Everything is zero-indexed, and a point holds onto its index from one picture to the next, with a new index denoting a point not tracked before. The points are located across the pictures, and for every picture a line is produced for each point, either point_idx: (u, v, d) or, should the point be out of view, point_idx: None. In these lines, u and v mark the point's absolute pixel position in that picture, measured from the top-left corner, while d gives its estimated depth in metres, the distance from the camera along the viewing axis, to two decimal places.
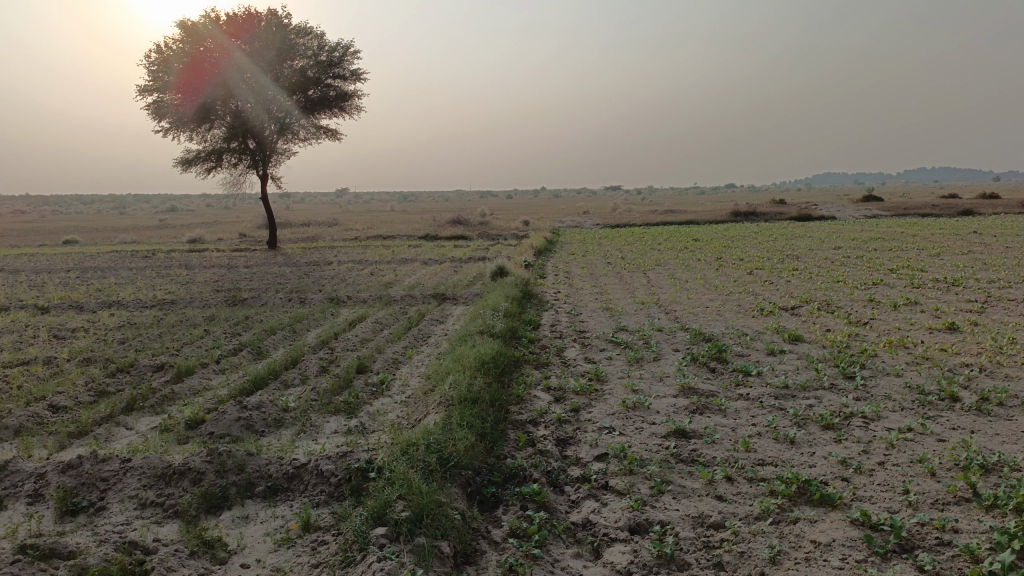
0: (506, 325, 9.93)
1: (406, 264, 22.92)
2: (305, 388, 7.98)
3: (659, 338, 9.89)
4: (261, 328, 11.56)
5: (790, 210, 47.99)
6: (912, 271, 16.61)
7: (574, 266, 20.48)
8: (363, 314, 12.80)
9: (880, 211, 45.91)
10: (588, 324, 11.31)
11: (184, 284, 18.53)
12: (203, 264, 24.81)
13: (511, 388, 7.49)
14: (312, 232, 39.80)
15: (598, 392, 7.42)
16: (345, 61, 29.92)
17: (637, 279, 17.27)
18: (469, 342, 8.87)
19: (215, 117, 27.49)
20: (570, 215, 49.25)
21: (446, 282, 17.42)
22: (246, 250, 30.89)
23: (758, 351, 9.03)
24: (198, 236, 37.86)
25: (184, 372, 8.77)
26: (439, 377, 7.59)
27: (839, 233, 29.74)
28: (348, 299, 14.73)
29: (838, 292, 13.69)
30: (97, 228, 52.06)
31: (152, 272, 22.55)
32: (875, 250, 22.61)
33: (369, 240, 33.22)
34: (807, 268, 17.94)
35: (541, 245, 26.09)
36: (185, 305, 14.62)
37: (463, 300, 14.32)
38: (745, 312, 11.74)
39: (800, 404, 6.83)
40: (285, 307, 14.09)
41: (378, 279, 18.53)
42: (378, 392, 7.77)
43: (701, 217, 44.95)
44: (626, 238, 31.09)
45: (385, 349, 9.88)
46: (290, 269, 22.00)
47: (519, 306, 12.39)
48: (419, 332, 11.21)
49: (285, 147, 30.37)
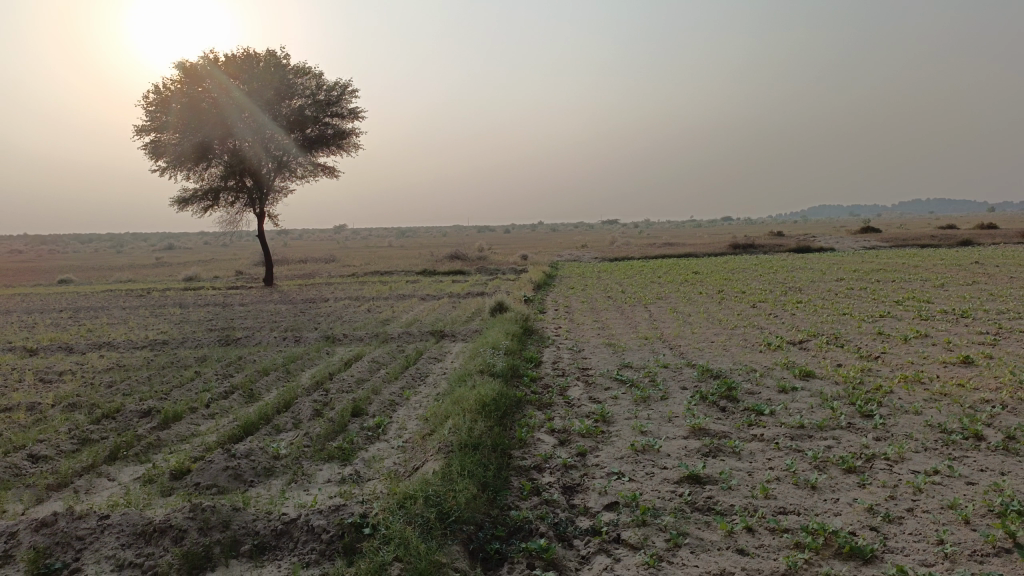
0: (506, 364, 9.61)
1: (403, 300, 22.64)
2: (298, 434, 7.63)
3: (665, 375, 9.57)
4: (254, 369, 11.23)
5: (789, 242, 47.96)
6: (919, 302, 16.33)
7: (575, 301, 20.21)
8: (360, 353, 12.47)
9: (880, 242, 45.82)
10: (590, 361, 10.99)
11: (177, 324, 18.22)
12: (198, 303, 24.51)
13: (513, 432, 7.15)
14: (309, 269, 39.58)
15: (604, 434, 7.08)
16: (344, 99, 29.98)
17: (639, 313, 16.97)
18: (468, 382, 8.55)
19: (213, 156, 27.40)
20: (568, 249, 49.15)
21: (444, 319, 17.11)
22: (242, 288, 30.60)
23: (768, 387, 8.70)
24: (194, 274, 37.61)
25: (173, 418, 8.43)
26: (438, 420, 7.25)
27: (839, 265, 29.59)
28: (343, 337, 14.41)
29: (846, 325, 13.40)
30: (95, 267, 51.86)
31: (146, 311, 22.24)
32: (878, 281, 22.38)
33: (366, 277, 32.97)
34: (811, 301, 17.67)
35: (540, 280, 25.85)
36: (178, 346, 14.28)
37: (462, 337, 14.00)
38: (752, 347, 11.42)
39: (818, 444, 6.50)
40: (279, 346, 13.77)
41: (375, 316, 18.22)
42: (374, 437, 7.44)
43: (700, 250, 44.83)
44: (625, 271, 30.88)
45: (382, 390, 9.53)
46: (286, 306, 21.70)
47: (519, 342, 12.08)
48: (417, 371, 10.89)
49: (282, 185, 30.27)
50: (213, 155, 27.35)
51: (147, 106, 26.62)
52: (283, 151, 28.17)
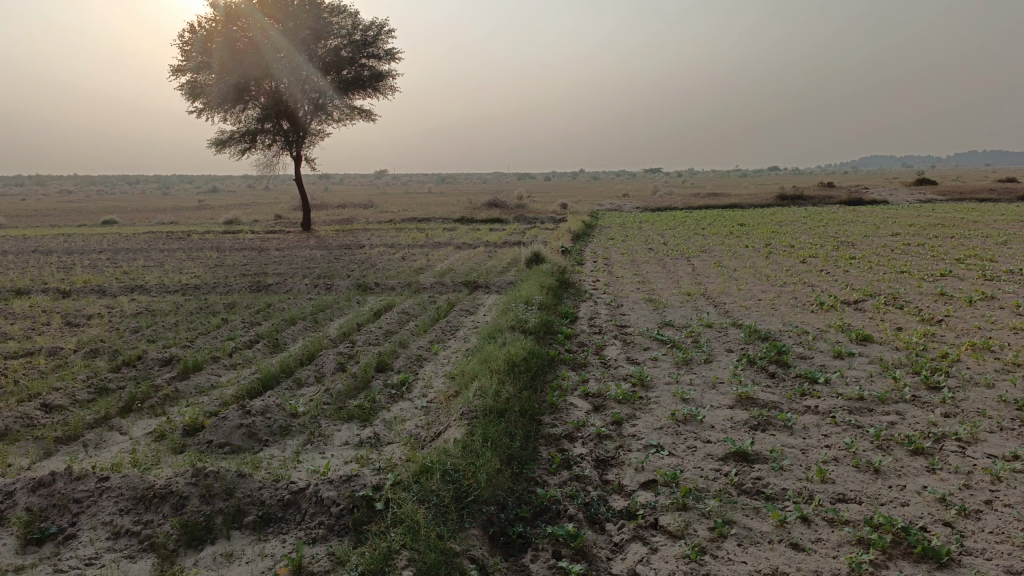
0: (540, 320, 9.11)
1: (439, 248, 22.24)
2: (318, 390, 7.27)
3: (708, 335, 8.98)
4: (281, 317, 10.91)
5: (840, 194, 46.21)
6: (983, 261, 15.34)
7: (614, 252, 19.56)
8: (391, 303, 12.09)
9: (936, 195, 43.97)
10: (629, 317, 10.42)
11: (211, 268, 18.04)
12: (235, 247, 24.44)
13: (544, 395, 6.68)
14: (347, 214, 39.31)
15: (642, 400, 6.57)
16: (380, 40, 29.17)
17: (681, 267, 16.27)
18: (499, 340, 8.08)
19: (250, 98, 27.00)
20: (609, 199, 48.12)
21: (479, 268, 16.63)
22: (280, 232, 30.45)
23: (822, 352, 8.08)
24: (234, 218, 37.68)
25: (192, 368, 8.13)
26: (466, 380, 6.82)
27: (893, 219, 28.29)
28: (375, 286, 14.04)
29: (903, 284, 12.59)
30: (140, 209, 52.56)
31: (183, 255, 22.21)
32: (936, 237, 21.26)
33: (403, 223, 32.56)
34: (864, 257, 16.77)
35: (579, 229, 25.17)
36: (208, 291, 14.06)
37: (496, 288, 13.53)
38: (803, 306, 10.74)
39: (879, 421, 5.92)
40: (310, 294, 13.45)
41: (409, 264, 17.84)
42: (397, 395, 7.04)
43: (746, 201, 43.40)
44: (668, 222, 29.96)
45: (410, 344, 9.12)
46: (321, 252, 21.42)
47: (555, 296, 11.56)
48: (448, 324, 10.46)
49: (318, 128, 29.79)
50: (250, 96, 26.91)
51: (183, 45, 26.20)
52: (319, 93, 27.64)
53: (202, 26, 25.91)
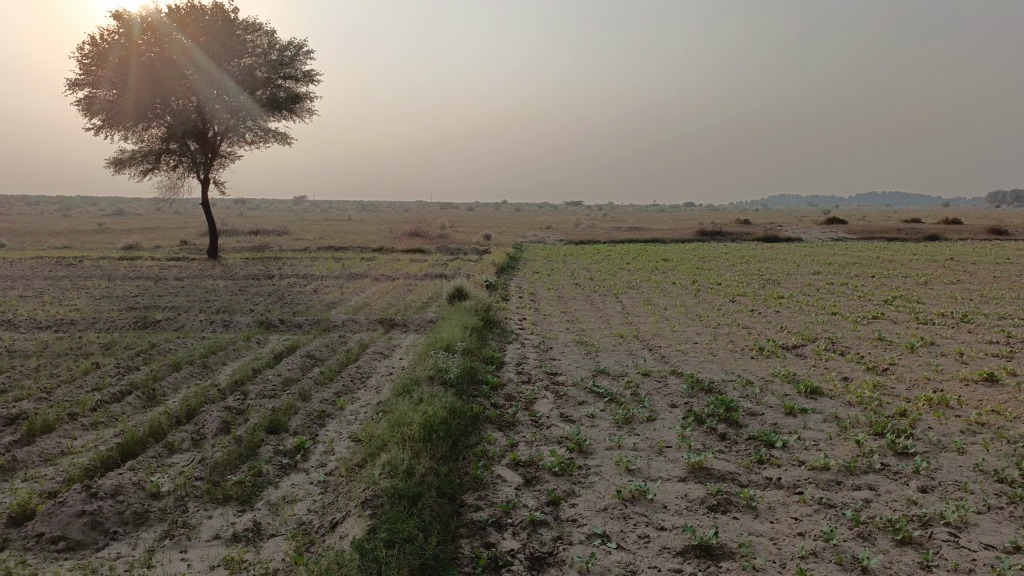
0: (462, 368, 8.09)
1: (355, 280, 20.98)
2: (192, 461, 6.02)
3: (648, 387, 8.13)
4: (164, 361, 9.53)
5: (755, 230, 47.13)
6: (910, 303, 15.24)
7: (540, 287, 18.77)
8: (295, 344, 10.84)
9: (847, 234, 45.40)
10: (559, 363, 9.50)
11: (97, 300, 16.25)
12: (130, 275, 22.49)
13: (466, 466, 5.65)
14: (258, 241, 37.38)
15: (581, 471, 5.62)
16: (297, 61, 28.02)
17: (609, 304, 15.55)
18: (414, 394, 7.02)
19: (156, 117, 25.17)
20: (531, 230, 47.77)
21: (396, 304, 15.52)
22: (184, 260, 28.44)
23: (772, 408, 7.32)
24: (135, 243, 35.28)
25: (41, 430, 6.72)
26: (376, 446, 5.73)
27: (811, 257, 28.63)
28: (280, 323, 12.71)
29: (839, 327, 12.17)
30: (33, 231, 49.00)
31: (68, 283, 20.19)
32: (857, 276, 21.40)
33: (319, 252, 31.06)
34: (793, 296, 16.46)
35: (503, 263, 24.34)
36: (86, 327, 12.45)
37: (414, 327, 12.46)
38: (742, 351, 10.08)
39: (854, 499, 5.14)
40: (204, 331, 12.02)
41: (320, 298, 16.52)
42: (288, 466, 5.86)
43: (667, 235, 43.55)
44: (592, 256, 29.46)
45: (311, 397, 7.93)
46: (225, 283, 19.84)
47: (479, 338, 10.57)
48: (357, 369, 9.30)
49: (229, 150, 28.18)
50: (156, 113, 25.13)
51: (82, 59, 24.27)
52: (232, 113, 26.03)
53: (104, 39, 24.08)
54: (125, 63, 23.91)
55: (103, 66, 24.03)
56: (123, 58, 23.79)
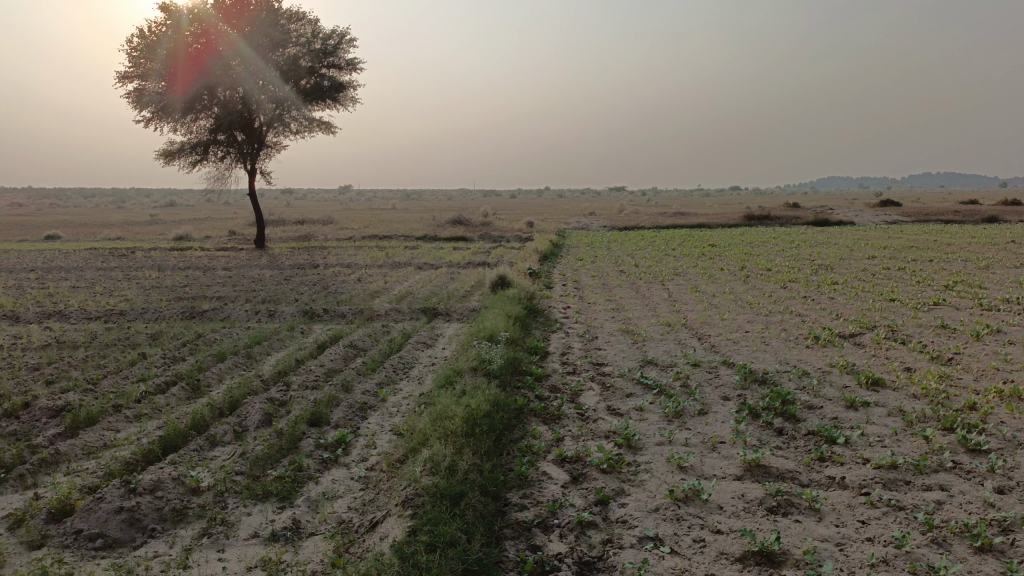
0: (506, 359, 7.88)
1: (399, 268, 20.96)
2: (233, 455, 5.94)
3: (699, 378, 7.82)
4: (208, 352, 9.53)
5: (806, 214, 45.95)
6: (973, 288, 14.56)
7: (584, 274, 18.47)
8: (337, 334, 10.77)
9: (902, 217, 43.97)
10: (605, 353, 9.24)
11: (146, 290, 16.49)
12: (178, 265, 22.83)
13: (510, 463, 5.45)
14: (304, 230, 37.71)
15: (631, 469, 5.37)
16: (340, 49, 27.91)
17: (656, 292, 15.19)
18: (457, 386, 6.84)
19: (202, 108, 25.46)
20: (575, 217, 47.39)
21: (439, 292, 15.39)
22: (231, 249, 28.81)
23: (831, 401, 6.96)
24: (185, 233, 35.92)
25: (86, 423, 6.73)
26: (417, 440, 5.56)
27: (865, 241, 27.72)
28: (323, 313, 12.68)
29: (899, 314, 11.65)
30: (88, 223, 50.31)
31: (119, 274, 20.57)
32: (915, 260, 20.59)
33: (363, 241, 31.17)
34: (848, 282, 15.87)
35: (546, 250, 24.05)
36: (135, 318, 12.59)
37: (457, 316, 12.30)
38: (797, 340, 9.68)
39: (925, 501, 4.80)
40: (249, 321, 12.05)
41: (363, 287, 16.50)
42: (329, 461, 5.73)
43: (714, 220, 42.76)
44: (637, 242, 29.00)
45: (353, 388, 7.81)
46: (271, 273, 19.98)
47: (523, 328, 10.36)
48: (400, 360, 9.17)
49: (274, 140, 28.37)
50: (202, 104, 25.42)
51: (131, 51, 24.65)
52: (277, 103, 26.19)
53: (152, 31, 24.39)
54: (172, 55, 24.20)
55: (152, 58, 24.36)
56: (171, 50, 24.07)
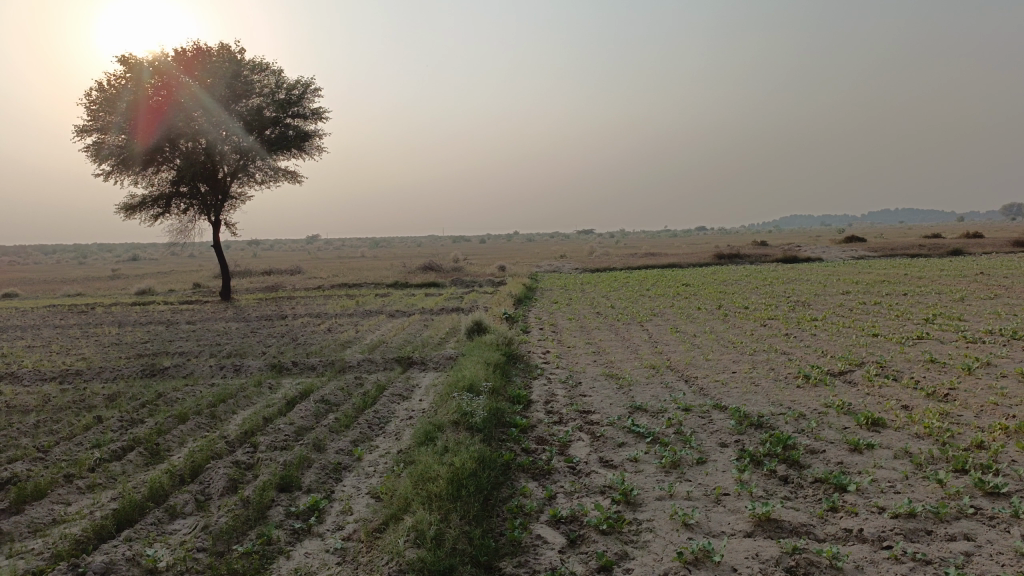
0: (488, 410, 7.44)
1: (370, 317, 20.46)
2: (195, 528, 5.39)
3: (692, 424, 7.44)
4: (169, 413, 8.94)
5: (774, 251, 46.33)
6: (952, 321, 14.48)
7: (560, 317, 18.15)
8: (308, 388, 10.23)
9: (867, 252, 44.55)
10: (591, 399, 8.84)
11: (105, 348, 15.77)
12: (140, 321, 22.09)
13: (502, 527, 4.99)
14: (271, 281, 36.98)
15: (632, 528, 4.94)
16: (305, 99, 27.76)
17: (635, 333, 14.88)
18: (438, 442, 6.38)
19: (163, 161, 24.94)
20: (546, 261, 47.30)
21: (413, 341, 14.91)
22: (197, 303, 28.04)
23: (833, 444, 6.62)
24: (148, 288, 35.04)
25: (33, 497, 6.12)
26: (398, 505, 5.08)
27: (836, 276, 27.83)
28: (292, 366, 12.13)
29: (885, 350, 11.43)
30: (48, 280, 49.04)
31: (77, 332, 19.78)
32: (888, 294, 20.62)
33: (332, 290, 30.60)
34: (827, 318, 15.72)
35: (520, 294, 23.73)
36: (92, 377, 11.91)
37: (433, 364, 11.84)
38: (787, 380, 9.37)
39: (953, 553, 4.44)
40: (214, 378, 11.45)
41: (334, 338, 15.97)
42: (301, 531, 5.21)
43: (685, 259, 42.96)
44: (610, 284, 28.81)
45: (325, 447, 7.29)
46: (237, 326, 19.36)
47: (503, 375, 9.94)
48: (375, 414, 8.67)
49: (239, 190, 27.92)
50: (164, 156, 24.85)
51: (90, 104, 24.11)
52: (240, 153, 25.93)
53: (111, 84, 23.90)
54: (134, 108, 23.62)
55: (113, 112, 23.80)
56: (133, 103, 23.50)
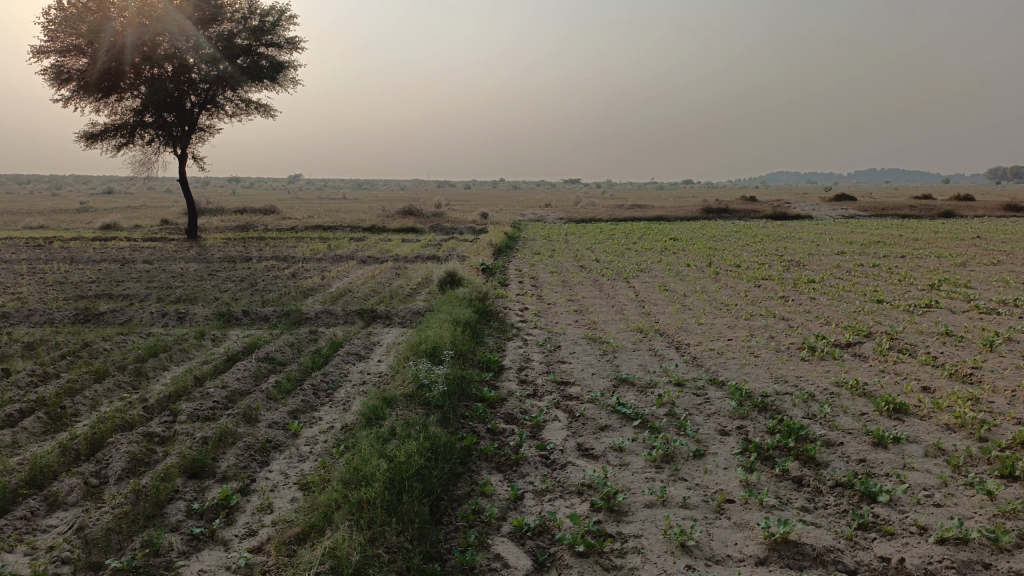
0: (449, 380, 6.36)
1: (339, 262, 19.26)
2: (71, 527, 4.31)
3: (685, 403, 6.41)
4: (88, 368, 7.80)
5: (763, 207, 45.22)
6: (957, 288, 13.55)
7: (541, 269, 17.06)
8: (253, 342, 9.09)
9: (858, 211, 43.62)
10: (570, 367, 7.80)
11: (46, 287, 14.48)
12: (95, 258, 20.74)
13: (453, 544, 3.95)
14: (243, 221, 35.41)
15: (616, 548, 3.94)
16: (280, 27, 25.68)
17: (621, 290, 13.80)
18: (384, 423, 5.29)
19: (126, 88, 23.17)
20: (531, 209, 45.96)
21: (381, 290, 13.75)
22: (160, 240, 26.51)
23: (852, 438, 5.63)
24: (112, 223, 33.46)
25: None
26: (323, 509, 4.03)
27: (829, 236, 26.77)
28: (242, 315, 10.96)
29: (893, 319, 10.44)
30: (11, 210, 47.12)
31: (23, 267, 18.42)
32: (885, 256, 19.69)
33: (305, 232, 29.14)
34: (824, 280, 14.73)
35: (501, 243, 22.50)
36: (18, 321, 10.70)
37: (399, 319, 10.74)
38: (790, 352, 8.35)
39: None
40: (152, 327, 10.28)
41: (296, 284, 14.77)
42: (201, 538, 4.15)
43: (672, 212, 41.88)
44: (596, 235, 27.58)
45: (257, 419, 6.21)
46: (196, 267, 18.08)
47: (472, 336, 8.85)
48: (324, 377, 7.57)
49: (208, 123, 26.25)
50: (128, 83, 23.12)
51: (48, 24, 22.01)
52: (209, 83, 24.21)
53: (74, 1, 21.83)
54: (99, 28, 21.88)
55: (77, 35, 21.83)
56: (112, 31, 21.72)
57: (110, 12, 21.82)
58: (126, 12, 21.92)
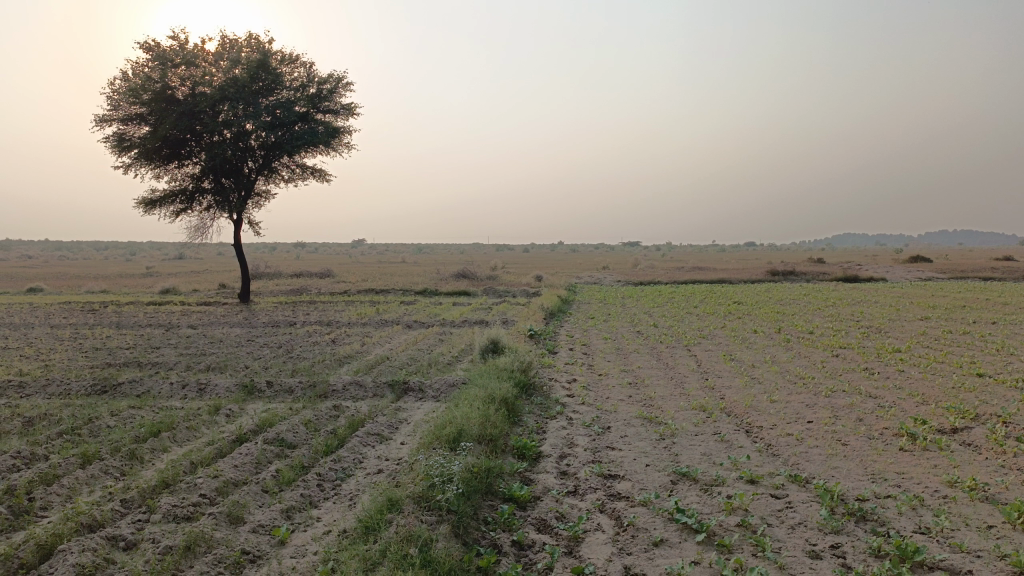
0: (470, 478, 5.27)
1: (385, 327, 18.54)
2: None
3: (762, 509, 5.17)
4: (77, 450, 6.98)
5: (832, 268, 43.17)
6: None
7: (595, 336, 15.93)
8: (267, 418, 8.19)
9: (934, 273, 41.28)
10: (621, 456, 6.62)
11: (79, 354, 14.02)
12: (140, 322, 20.53)
13: None
14: (297, 284, 35.36)
15: None
16: (337, 93, 25.38)
17: (681, 360, 12.51)
18: (381, 538, 4.24)
19: (186, 155, 23.44)
20: (586, 272, 44.96)
21: (420, 358, 12.83)
22: (213, 304, 26.40)
23: (986, 565, 4.29)
24: (171, 286, 33.82)
25: None
26: None
27: (908, 299, 24.85)
28: (266, 386, 10.12)
29: (1002, 398, 8.92)
30: (80, 274, 48.53)
31: (68, 332, 18.25)
32: (976, 322, 17.89)
33: (357, 296, 28.70)
34: (911, 350, 13.19)
35: (554, 306, 21.46)
36: (34, 392, 10.10)
37: (433, 393, 9.75)
38: (886, 440, 6.98)
39: None
40: (168, 400, 9.51)
41: (333, 352, 13.99)
42: None
43: (735, 275, 40.27)
44: (654, 298, 26.33)
45: (244, 519, 5.24)
46: (238, 333, 17.58)
47: (508, 415, 7.76)
48: (335, 464, 6.59)
49: (264, 188, 26.30)
50: (190, 149, 23.45)
51: (112, 93, 22.36)
52: (265, 149, 24.03)
53: (137, 71, 22.16)
54: (160, 98, 22.29)
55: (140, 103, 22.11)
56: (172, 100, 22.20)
57: (171, 82, 22.27)
58: (188, 81, 22.50)
